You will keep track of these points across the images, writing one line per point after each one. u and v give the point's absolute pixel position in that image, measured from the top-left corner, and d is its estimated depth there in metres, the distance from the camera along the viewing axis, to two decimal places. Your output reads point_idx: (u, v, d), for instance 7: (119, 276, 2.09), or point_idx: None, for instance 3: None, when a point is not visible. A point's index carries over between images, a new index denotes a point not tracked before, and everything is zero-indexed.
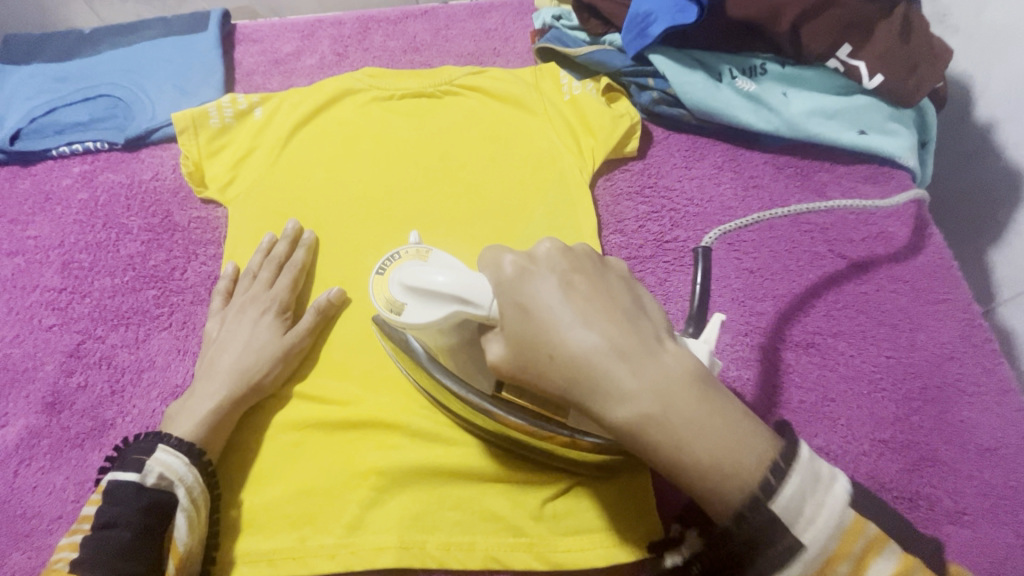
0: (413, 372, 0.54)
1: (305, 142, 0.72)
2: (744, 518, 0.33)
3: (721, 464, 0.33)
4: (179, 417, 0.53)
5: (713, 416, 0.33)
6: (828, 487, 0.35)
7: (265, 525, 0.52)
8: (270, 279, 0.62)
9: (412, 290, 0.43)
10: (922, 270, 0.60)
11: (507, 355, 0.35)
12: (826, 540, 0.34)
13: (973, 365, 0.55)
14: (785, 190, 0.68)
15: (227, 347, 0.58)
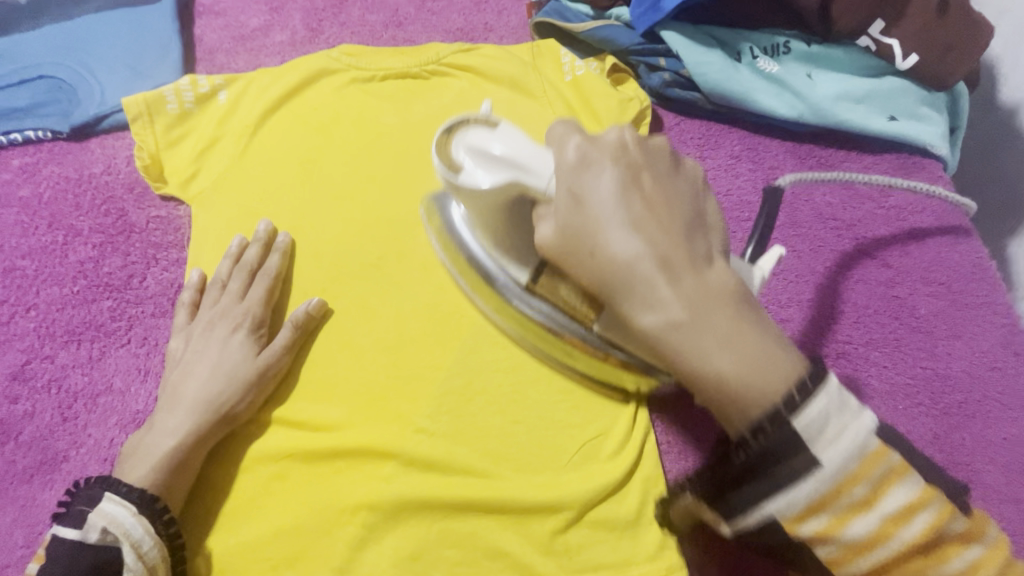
0: (460, 268, 0.55)
1: (277, 130, 0.65)
2: (757, 433, 0.33)
3: (745, 377, 0.32)
4: (138, 457, 0.47)
5: (738, 330, 0.33)
6: (852, 407, 0.33)
7: (244, 570, 0.47)
8: (241, 289, 0.55)
9: (475, 153, 0.43)
10: (959, 271, 0.55)
11: (553, 242, 0.38)
12: (844, 462, 0.32)
13: (1015, 377, 0.51)
14: (808, 182, 0.60)
15: (193, 369, 0.51)
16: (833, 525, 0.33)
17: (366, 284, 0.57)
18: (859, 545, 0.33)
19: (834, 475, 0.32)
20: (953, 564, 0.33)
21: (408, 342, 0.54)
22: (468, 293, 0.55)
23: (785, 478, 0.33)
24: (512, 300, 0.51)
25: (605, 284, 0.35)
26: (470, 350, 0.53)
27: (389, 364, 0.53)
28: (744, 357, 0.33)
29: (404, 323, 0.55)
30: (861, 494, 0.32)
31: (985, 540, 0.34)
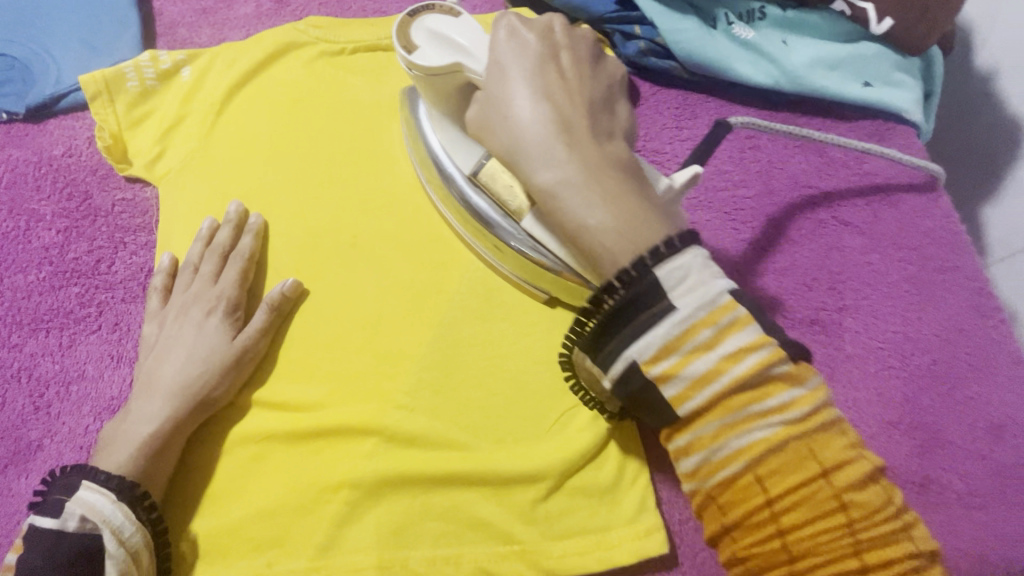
0: (424, 172, 0.56)
1: (244, 107, 0.63)
2: (623, 281, 0.33)
3: (621, 230, 0.33)
4: (116, 444, 0.47)
5: (620, 191, 0.34)
6: (707, 262, 0.33)
7: (226, 550, 0.47)
8: (213, 271, 0.54)
9: (433, 36, 0.44)
10: (931, 237, 0.56)
11: (474, 117, 0.39)
12: (695, 309, 0.32)
13: (983, 338, 0.52)
14: (784, 150, 0.60)
15: (166, 352, 0.51)
16: (674, 365, 0.32)
17: (342, 262, 0.56)
18: (694, 383, 0.32)
19: (683, 318, 0.32)
20: (772, 401, 0.32)
21: (387, 320, 0.54)
22: (435, 205, 0.58)
23: (638, 318, 0.32)
24: (461, 202, 0.52)
25: (509, 148, 0.37)
26: (449, 326, 0.53)
27: (367, 342, 0.53)
28: (624, 214, 0.33)
29: (383, 300, 0.55)
30: (704, 335, 0.32)
31: (809, 385, 0.33)
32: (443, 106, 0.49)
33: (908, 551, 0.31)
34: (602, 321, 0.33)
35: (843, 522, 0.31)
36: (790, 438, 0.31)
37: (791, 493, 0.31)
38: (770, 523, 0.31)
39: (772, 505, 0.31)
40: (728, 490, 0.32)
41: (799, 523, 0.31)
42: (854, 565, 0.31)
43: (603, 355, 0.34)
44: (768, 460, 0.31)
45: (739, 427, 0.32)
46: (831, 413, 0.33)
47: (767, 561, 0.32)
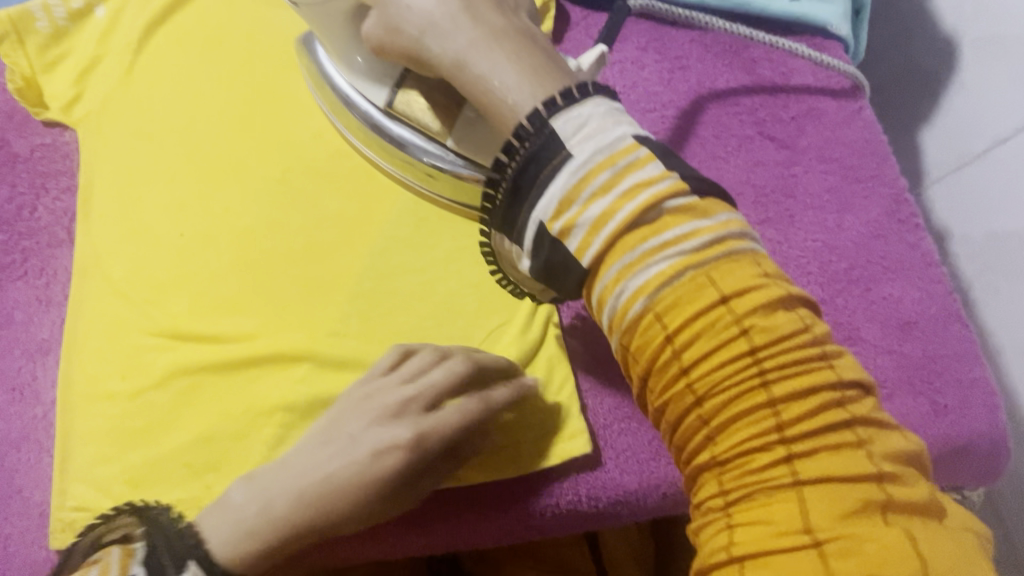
0: (340, 116, 0.54)
1: (164, 46, 0.61)
2: (521, 138, 0.33)
3: (522, 85, 0.34)
4: (229, 515, 0.40)
5: (524, 51, 0.35)
6: (609, 111, 0.33)
7: (162, 478, 0.47)
8: (431, 398, 0.42)
9: None
10: (853, 147, 0.57)
11: (372, 28, 0.39)
12: (593, 154, 0.32)
13: (898, 242, 0.53)
14: (712, 70, 0.60)
15: (327, 454, 0.41)
16: (574, 214, 0.32)
17: (270, 198, 0.56)
18: (591, 228, 0.32)
19: (581, 163, 0.32)
20: (670, 236, 0.31)
21: (317, 251, 0.54)
22: (358, 150, 0.56)
23: (540, 173, 0.33)
24: (379, 133, 0.50)
25: (417, 32, 0.37)
26: (379, 255, 0.54)
27: (298, 274, 0.53)
28: (531, 70, 0.34)
29: (312, 233, 0.55)
30: (600, 177, 0.32)
31: (714, 218, 0.32)
32: (341, 38, 0.47)
33: (830, 383, 0.30)
34: (507, 188, 0.34)
35: (747, 350, 0.30)
36: (689, 269, 0.31)
37: (690, 326, 0.30)
38: (674, 363, 0.31)
39: (674, 344, 0.31)
40: (634, 336, 0.32)
41: (701, 360, 0.30)
42: (764, 401, 0.29)
43: (516, 227, 0.35)
44: (667, 295, 0.31)
45: (637, 265, 0.31)
46: (739, 244, 0.32)
47: (677, 408, 0.31)
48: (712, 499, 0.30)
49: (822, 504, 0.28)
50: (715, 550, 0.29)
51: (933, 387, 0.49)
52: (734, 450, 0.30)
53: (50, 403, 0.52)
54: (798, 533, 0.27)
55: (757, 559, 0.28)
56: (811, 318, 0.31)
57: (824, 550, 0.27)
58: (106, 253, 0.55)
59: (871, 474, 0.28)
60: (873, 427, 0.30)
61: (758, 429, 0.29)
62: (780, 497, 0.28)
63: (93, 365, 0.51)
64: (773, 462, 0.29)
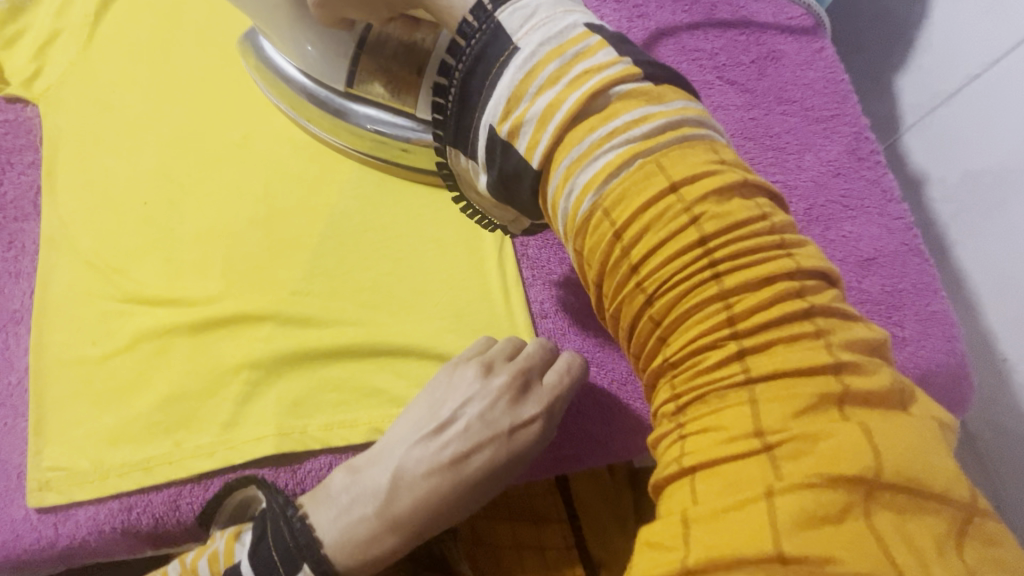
0: (302, 113, 0.54)
1: (120, 16, 0.61)
2: (468, 36, 0.34)
3: None
4: (367, 499, 0.41)
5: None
6: (558, 2, 0.34)
7: (133, 436, 0.48)
8: (541, 368, 0.45)
9: None
10: (813, 88, 0.56)
11: None
12: (540, 43, 0.32)
13: (858, 178, 0.53)
14: (671, 16, 0.59)
15: (459, 435, 0.42)
16: (522, 111, 0.32)
17: (231, 163, 0.56)
18: (538, 123, 0.31)
19: (528, 54, 0.32)
20: (618, 124, 0.30)
21: (279, 214, 0.54)
22: (315, 135, 0.55)
23: (488, 71, 0.33)
24: (338, 115, 0.51)
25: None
26: (341, 215, 0.54)
27: (261, 237, 0.53)
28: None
29: (273, 195, 0.55)
30: (549, 67, 0.32)
31: (666, 105, 0.31)
32: (284, 27, 0.44)
33: (788, 271, 0.27)
34: (457, 92, 0.35)
35: (697, 239, 0.28)
36: (638, 157, 0.30)
37: (638, 218, 0.29)
38: (624, 262, 0.29)
39: (622, 241, 0.29)
40: (586, 237, 0.31)
41: (650, 257, 0.29)
42: (717, 294, 0.28)
43: (469, 135, 0.35)
44: (614, 188, 0.30)
45: (584, 159, 0.30)
46: (694, 131, 0.30)
47: (629, 312, 0.30)
48: (667, 406, 0.29)
49: (774, 405, 0.25)
50: (669, 464, 0.28)
51: (889, 320, 0.49)
52: (688, 351, 0.28)
53: (23, 370, 0.53)
54: (749, 438, 0.25)
55: (706, 469, 0.26)
56: (770, 208, 0.29)
57: (775, 455, 0.25)
58: (72, 222, 0.55)
59: (828, 365, 0.26)
60: (836, 319, 0.28)
61: (711, 324, 0.28)
62: (733, 401, 0.26)
63: (64, 332, 0.52)
64: (725, 360, 0.27)
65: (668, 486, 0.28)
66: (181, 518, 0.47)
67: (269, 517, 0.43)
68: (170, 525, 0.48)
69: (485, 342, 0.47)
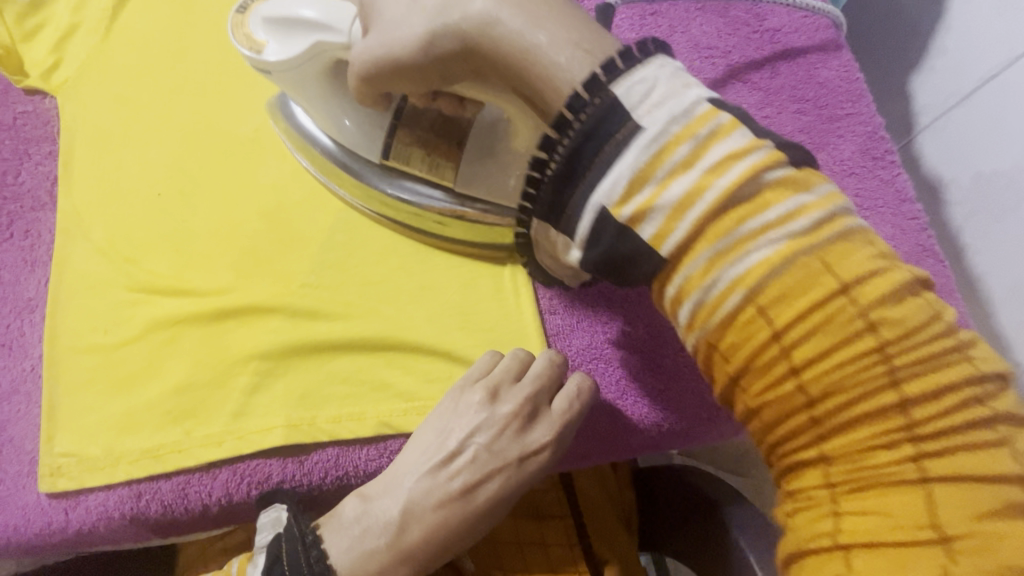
0: (332, 178, 0.53)
1: (138, 11, 0.62)
2: (576, 110, 0.31)
3: (563, 45, 0.32)
4: (379, 530, 0.42)
5: (555, 7, 0.33)
6: (675, 72, 0.32)
7: (142, 424, 0.49)
8: (548, 392, 0.44)
9: (271, 24, 0.41)
10: (827, 87, 0.56)
11: (362, 60, 0.36)
12: (668, 124, 0.30)
13: (871, 179, 0.53)
14: (684, 13, 0.59)
15: (467, 467, 0.42)
16: (649, 196, 0.30)
17: (244, 156, 0.56)
18: (675, 209, 0.30)
19: (653, 136, 0.30)
20: (773, 216, 0.29)
21: (291, 207, 0.54)
22: (342, 196, 0.54)
23: (603, 149, 0.31)
24: (372, 183, 0.49)
25: (425, 18, 0.33)
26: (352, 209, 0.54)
27: (272, 229, 0.54)
28: (570, 28, 0.32)
29: (286, 189, 0.55)
30: (681, 150, 0.30)
31: (816, 192, 0.30)
32: (325, 104, 0.46)
33: (964, 376, 0.28)
34: (562, 169, 0.32)
35: (874, 345, 0.28)
36: (797, 253, 0.29)
37: (803, 320, 0.29)
38: (782, 362, 0.29)
39: (781, 342, 0.29)
40: (728, 332, 0.30)
41: (817, 360, 0.29)
42: (895, 400, 0.28)
43: (569, 214, 0.33)
44: (770, 286, 0.29)
45: (733, 254, 0.30)
46: (848, 222, 0.30)
47: (779, 407, 0.30)
48: (817, 490, 0.30)
49: (950, 499, 0.27)
50: (816, 535, 0.30)
51: None
52: (851, 447, 0.29)
53: (38, 357, 0.54)
54: (922, 528, 0.27)
55: (869, 548, 0.28)
56: (939, 307, 0.30)
57: (952, 547, 0.27)
58: (87, 213, 0.56)
59: (1005, 472, 0.28)
60: (1009, 422, 0.29)
61: (884, 427, 0.28)
62: (901, 492, 0.28)
63: (77, 320, 0.53)
64: (896, 459, 0.28)
65: (811, 557, 0.30)
66: (189, 506, 0.48)
67: (285, 537, 0.42)
68: (178, 513, 0.48)
69: (491, 361, 0.45)
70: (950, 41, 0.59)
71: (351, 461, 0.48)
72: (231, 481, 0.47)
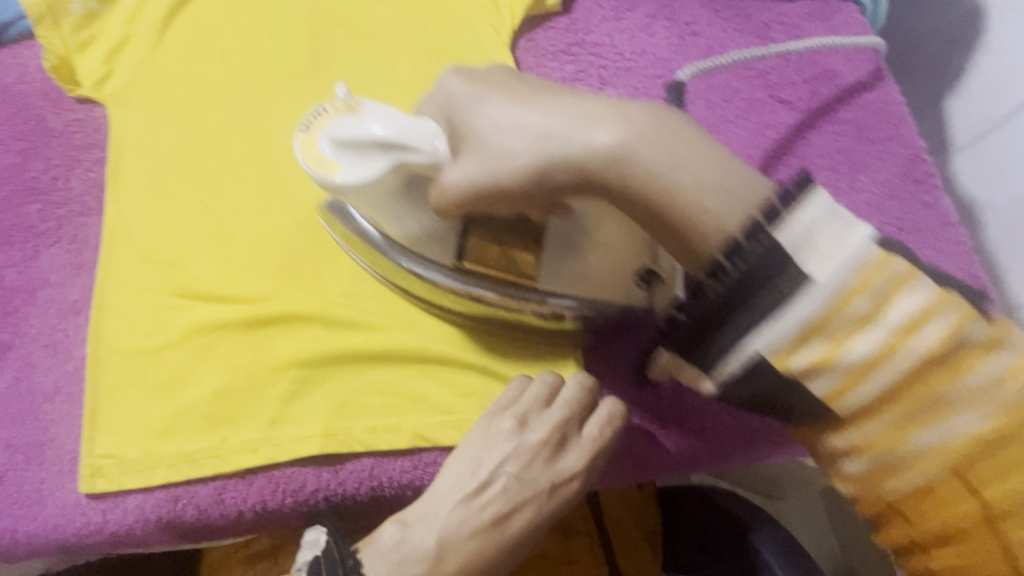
0: (385, 269, 0.50)
1: (187, 24, 0.63)
2: (737, 257, 0.35)
3: (711, 185, 0.34)
4: (417, 559, 0.41)
5: (687, 138, 0.35)
6: (841, 215, 0.35)
7: (182, 429, 0.49)
8: (578, 417, 0.44)
9: (344, 148, 0.38)
10: (866, 109, 0.56)
11: (462, 179, 0.36)
12: (841, 275, 0.35)
13: (913, 202, 0.52)
14: (723, 35, 0.60)
15: (498, 497, 0.42)
16: (838, 354, 0.36)
17: (289, 167, 0.57)
18: (866, 365, 0.36)
19: (824, 289, 0.35)
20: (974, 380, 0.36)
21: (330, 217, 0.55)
22: (396, 289, 0.51)
23: (773, 301, 0.35)
24: (439, 283, 0.46)
25: (539, 147, 0.34)
26: None
27: (311, 240, 0.54)
28: (706, 162, 0.35)
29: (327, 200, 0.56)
30: (867, 310, 0.35)
31: (1010, 351, 0.36)
32: (400, 217, 0.42)
33: None
34: (721, 316, 0.37)
35: None
36: (988, 419, 0.36)
37: (998, 483, 0.36)
38: (972, 518, 0.37)
39: (974, 498, 0.36)
40: (912, 487, 0.37)
41: (1005, 519, 0.36)
42: None
43: (725, 352, 0.37)
44: (960, 448, 0.36)
45: (935, 417, 0.36)
46: None
47: (961, 553, 0.37)
48: None
49: None
50: None
51: None
52: None
53: (81, 358, 0.55)
54: None
55: None
56: None
57: None
58: (134, 220, 0.57)
59: None
60: None
61: None
62: None
63: (120, 323, 0.53)
64: None
65: None
66: (224, 512, 0.49)
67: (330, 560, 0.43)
68: (213, 517, 0.49)
69: (519, 388, 0.45)
70: (989, 63, 0.59)
71: (384, 471, 0.49)
72: (267, 489, 0.48)
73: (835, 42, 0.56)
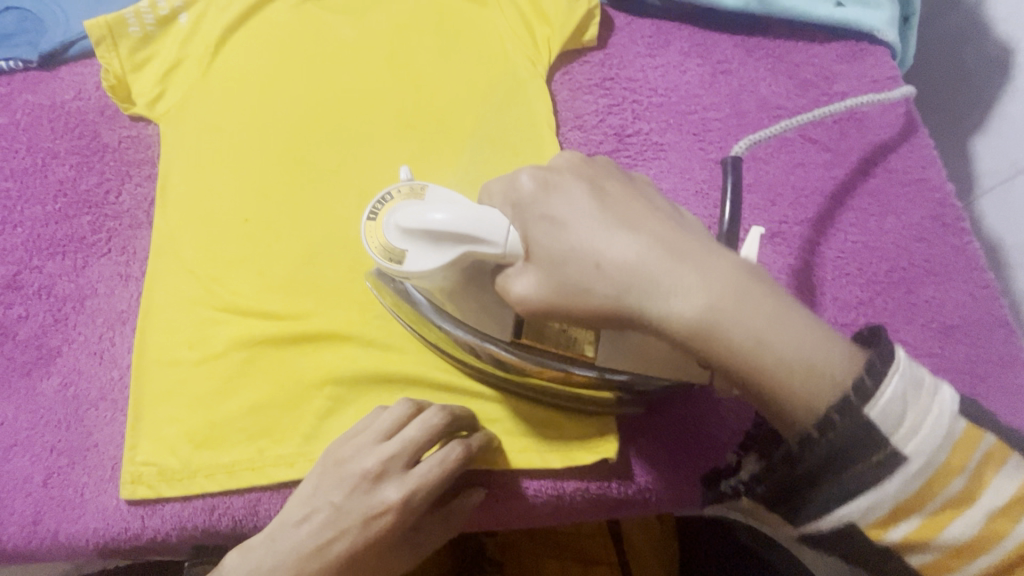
0: (428, 330, 0.50)
1: (238, 50, 0.66)
2: (825, 429, 0.34)
3: (803, 360, 0.33)
4: None
5: (777, 304, 0.34)
6: (930, 390, 0.35)
7: (221, 441, 0.51)
8: (411, 456, 0.45)
9: (409, 235, 0.41)
10: (896, 151, 0.57)
11: (534, 299, 0.36)
12: (931, 453, 0.34)
13: (942, 245, 0.53)
14: (754, 74, 0.62)
15: (320, 523, 0.43)
16: (936, 530, 0.35)
17: (330, 191, 0.60)
18: (967, 544, 0.35)
19: (921, 468, 0.34)
20: None
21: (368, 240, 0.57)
22: (438, 351, 0.52)
23: (874, 475, 0.34)
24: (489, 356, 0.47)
25: (617, 297, 0.34)
26: None
27: (349, 263, 0.56)
28: (797, 334, 0.33)
29: None
30: (958, 484, 0.35)
31: None
32: (457, 293, 0.44)
33: None
34: (812, 484, 0.36)
35: None
36: None
37: None
38: None
39: None
40: None
41: None
42: None
43: (813, 514, 0.36)
44: None
45: None
46: None
47: None
48: None
49: None
50: None
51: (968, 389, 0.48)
52: None
53: (126, 367, 0.57)
54: None
55: None
56: None
57: None
58: (181, 237, 0.59)
59: None
60: None
61: None
62: None
63: (165, 335, 0.56)
64: None
65: None
66: (258, 523, 0.50)
67: None
68: (246, 527, 0.50)
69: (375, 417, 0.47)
70: (1016, 108, 0.60)
71: None
72: None
73: (877, 100, 0.55)
